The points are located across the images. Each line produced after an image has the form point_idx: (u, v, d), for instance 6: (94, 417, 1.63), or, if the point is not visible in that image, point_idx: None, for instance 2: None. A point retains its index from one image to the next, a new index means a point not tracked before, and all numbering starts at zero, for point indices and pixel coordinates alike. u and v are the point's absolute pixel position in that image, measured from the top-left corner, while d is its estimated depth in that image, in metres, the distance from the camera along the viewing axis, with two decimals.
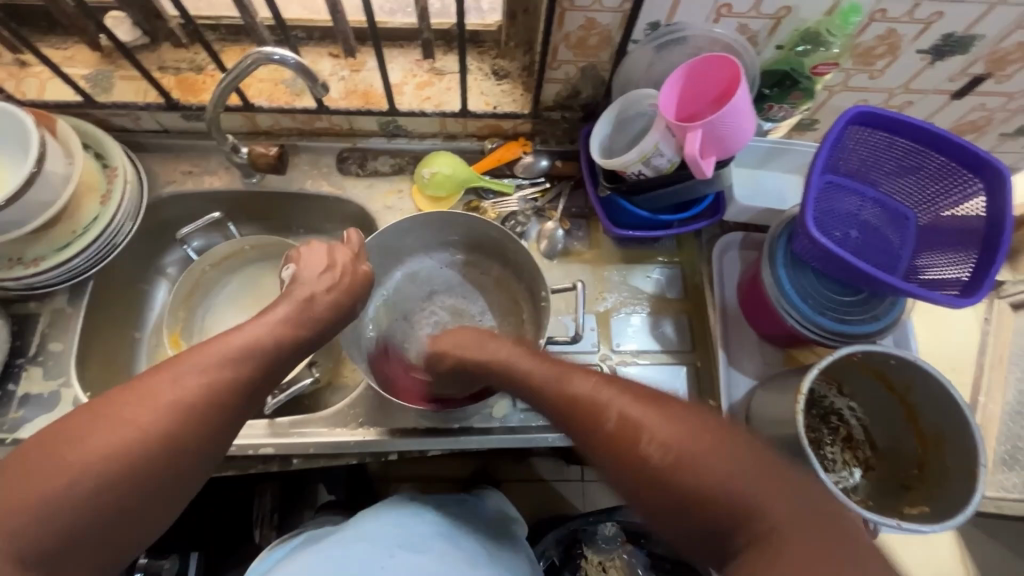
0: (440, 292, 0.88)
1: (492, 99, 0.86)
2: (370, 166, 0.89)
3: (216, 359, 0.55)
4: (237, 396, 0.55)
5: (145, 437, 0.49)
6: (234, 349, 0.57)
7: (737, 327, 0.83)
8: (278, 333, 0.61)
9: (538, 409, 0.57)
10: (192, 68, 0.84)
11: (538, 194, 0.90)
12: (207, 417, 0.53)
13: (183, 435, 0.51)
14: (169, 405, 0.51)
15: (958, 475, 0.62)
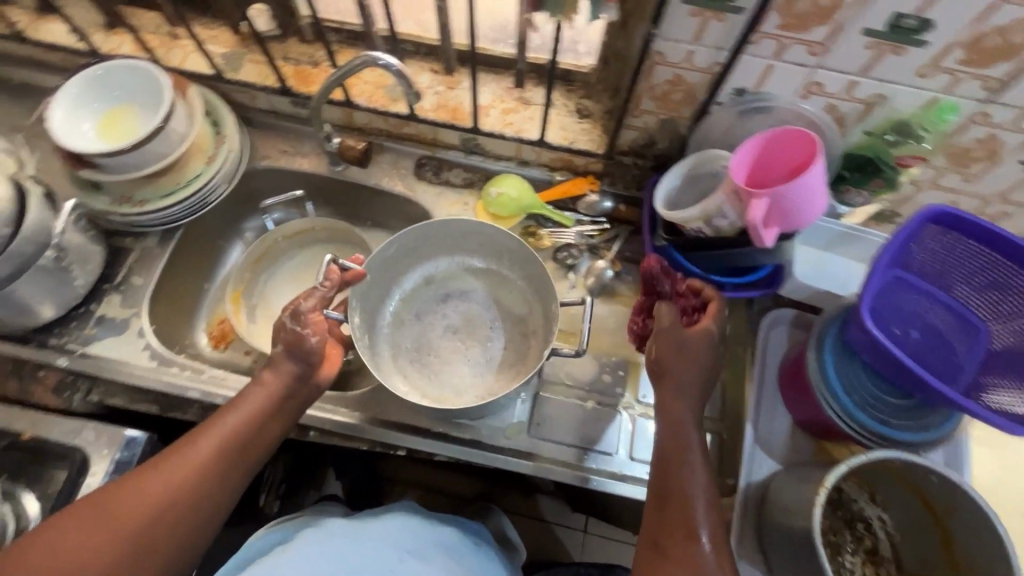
0: (454, 298, 0.92)
1: (570, 135, 0.90)
2: (443, 175, 0.95)
3: (214, 442, 0.64)
4: (235, 465, 0.65)
5: (153, 513, 0.59)
6: (233, 424, 0.66)
7: (769, 404, 0.79)
8: (274, 408, 0.69)
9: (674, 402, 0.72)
10: (310, 63, 0.94)
11: (596, 232, 0.92)
12: (211, 489, 0.63)
13: (195, 493, 0.61)
14: (163, 495, 0.60)
15: None
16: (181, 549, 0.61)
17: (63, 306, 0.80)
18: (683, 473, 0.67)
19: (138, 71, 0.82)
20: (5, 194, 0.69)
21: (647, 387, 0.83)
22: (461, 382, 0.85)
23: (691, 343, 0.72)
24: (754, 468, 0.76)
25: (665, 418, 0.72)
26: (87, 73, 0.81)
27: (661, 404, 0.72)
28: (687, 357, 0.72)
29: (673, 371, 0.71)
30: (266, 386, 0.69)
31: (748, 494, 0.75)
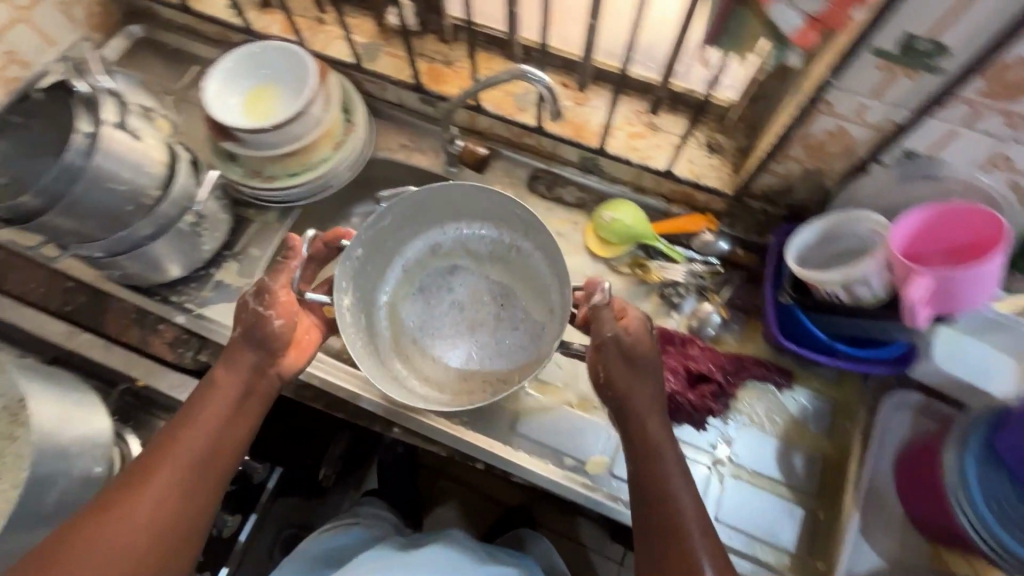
0: (461, 268, 0.94)
1: (697, 169, 0.87)
2: (556, 192, 0.93)
3: (176, 462, 0.62)
4: (215, 463, 0.64)
5: (154, 495, 0.61)
6: (219, 398, 0.66)
7: (877, 493, 0.74)
8: (252, 371, 0.69)
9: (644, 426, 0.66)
10: (443, 62, 0.94)
11: (707, 273, 0.87)
12: (192, 501, 0.62)
13: (175, 514, 0.61)
14: (143, 522, 0.59)
15: None
16: (197, 520, 0.63)
17: (189, 268, 0.84)
18: (666, 498, 0.62)
19: (288, 54, 0.85)
20: (161, 158, 0.72)
21: (741, 446, 0.79)
22: (463, 363, 0.88)
23: (639, 354, 0.67)
24: (853, 560, 0.70)
25: (637, 442, 0.65)
26: (242, 50, 0.85)
27: (621, 420, 0.67)
28: (644, 368, 0.67)
29: (623, 382, 0.66)
30: (243, 355, 0.69)
31: None
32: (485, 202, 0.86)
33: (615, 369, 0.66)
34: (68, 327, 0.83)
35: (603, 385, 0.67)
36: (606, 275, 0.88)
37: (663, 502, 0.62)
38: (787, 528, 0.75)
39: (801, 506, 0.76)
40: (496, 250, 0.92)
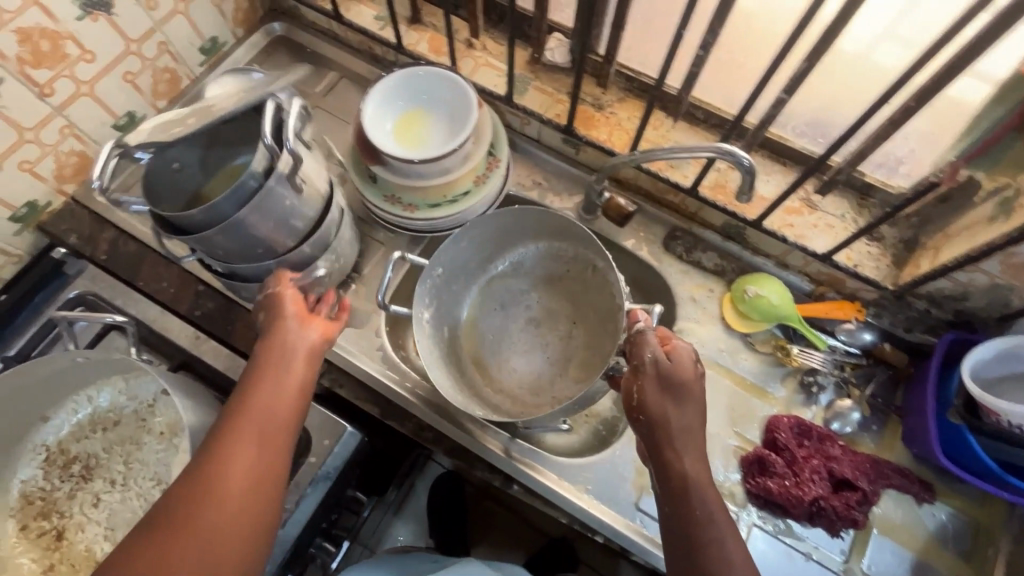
0: (539, 287, 0.93)
1: (854, 256, 0.82)
2: (694, 255, 0.89)
3: (245, 439, 0.55)
4: (280, 442, 0.57)
5: (212, 501, 0.51)
6: (261, 389, 0.58)
7: None
8: (287, 356, 0.61)
9: (674, 457, 0.60)
10: (594, 105, 0.91)
11: (848, 365, 0.83)
12: (260, 481, 0.54)
13: (240, 490, 0.52)
14: (208, 502, 0.51)
15: None
16: (267, 517, 0.54)
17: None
18: (703, 538, 0.57)
19: (448, 84, 0.83)
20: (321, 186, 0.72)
21: (876, 557, 0.74)
22: (537, 381, 0.88)
23: (682, 381, 0.61)
24: None
25: (670, 474, 0.60)
26: (401, 74, 0.83)
27: (652, 447, 0.62)
28: (687, 396, 0.61)
29: (657, 408, 0.61)
30: (279, 343, 0.62)
31: None
32: (539, 222, 0.88)
33: (649, 392, 0.62)
34: (196, 332, 0.82)
35: (636, 410, 0.62)
36: (742, 352, 0.85)
37: (705, 541, 0.57)
38: None
39: None
40: (557, 274, 0.93)
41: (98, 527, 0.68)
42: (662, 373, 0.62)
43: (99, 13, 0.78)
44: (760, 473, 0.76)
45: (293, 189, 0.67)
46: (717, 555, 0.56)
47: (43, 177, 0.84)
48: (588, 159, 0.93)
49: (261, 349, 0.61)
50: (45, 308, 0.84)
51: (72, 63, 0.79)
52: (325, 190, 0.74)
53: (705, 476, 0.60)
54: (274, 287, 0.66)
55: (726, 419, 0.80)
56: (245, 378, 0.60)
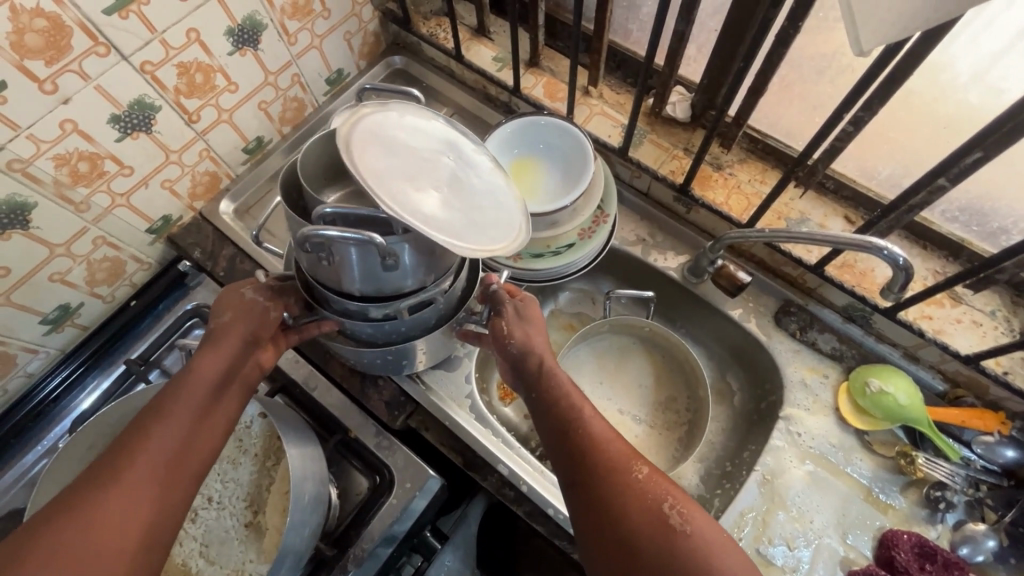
0: None
1: (1004, 361, 0.73)
2: (809, 335, 0.82)
3: (169, 429, 0.53)
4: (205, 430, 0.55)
5: (107, 522, 0.47)
6: (177, 414, 0.54)
7: None
8: (221, 381, 0.58)
9: (547, 370, 0.64)
10: (713, 165, 0.86)
11: (984, 483, 0.74)
12: (179, 464, 0.52)
13: (152, 473, 0.50)
14: (118, 484, 0.49)
15: None
16: (180, 496, 0.52)
17: (435, 359, 0.80)
18: (582, 431, 0.58)
19: (567, 136, 0.82)
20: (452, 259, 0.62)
21: None
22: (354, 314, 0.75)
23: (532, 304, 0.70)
24: None
25: (533, 374, 0.65)
26: (522, 122, 0.83)
27: (517, 362, 0.67)
28: (535, 318, 0.69)
29: (519, 331, 0.67)
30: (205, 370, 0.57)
31: None
32: None
33: (514, 322, 0.68)
34: (296, 355, 0.85)
35: (504, 337, 0.67)
36: (856, 451, 0.77)
37: (577, 423, 0.59)
38: None
39: None
40: None
41: (195, 542, 0.71)
42: (523, 304, 0.69)
43: (248, 48, 0.83)
44: None
45: (380, 262, 0.54)
46: (588, 434, 0.58)
47: (179, 194, 0.90)
48: (699, 219, 0.89)
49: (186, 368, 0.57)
50: (167, 314, 0.93)
51: (218, 93, 0.84)
52: (413, 286, 0.60)
53: (565, 375, 0.64)
54: (263, 299, 0.64)
55: (834, 524, 0.73)
56: (158, 401, 0.55)
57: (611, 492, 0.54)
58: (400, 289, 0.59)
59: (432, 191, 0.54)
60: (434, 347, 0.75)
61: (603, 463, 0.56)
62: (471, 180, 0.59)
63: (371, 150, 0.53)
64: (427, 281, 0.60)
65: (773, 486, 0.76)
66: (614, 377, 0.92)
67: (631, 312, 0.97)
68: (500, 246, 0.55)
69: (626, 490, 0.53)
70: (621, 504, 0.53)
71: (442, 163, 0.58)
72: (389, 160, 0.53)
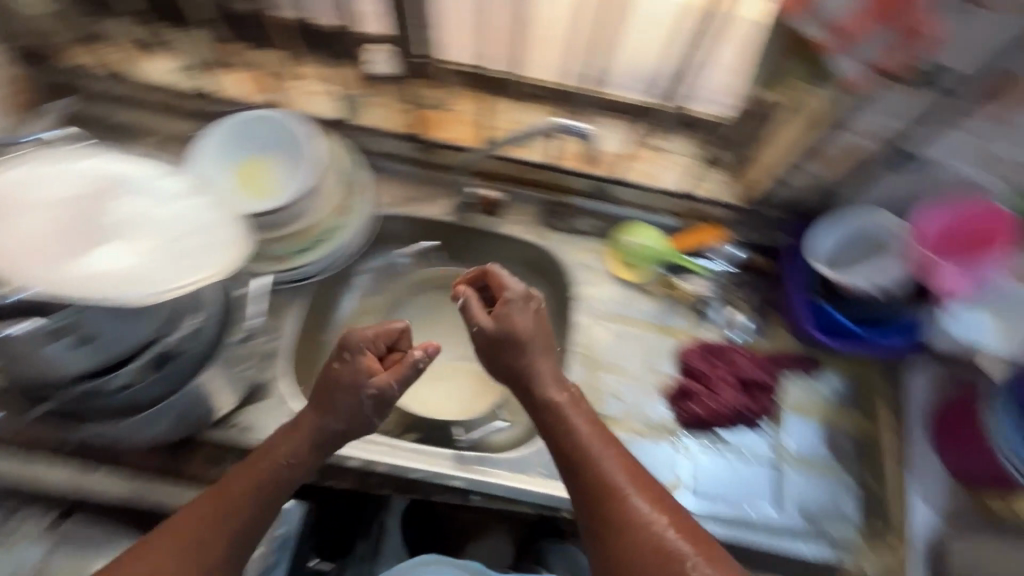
0: None
1: (706, 185, 0.90)
2: (571, 223, 0.94)
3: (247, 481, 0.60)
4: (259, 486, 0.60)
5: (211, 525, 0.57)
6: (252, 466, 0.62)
7: (920, 455, 0.81)
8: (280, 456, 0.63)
9: (551, 411, 0.66)
10: (437, 107, 0.90)
11: (728, 280, 0.92)
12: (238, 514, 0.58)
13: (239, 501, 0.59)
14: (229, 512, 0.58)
15: None
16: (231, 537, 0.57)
17: (240, 391, 0.75)
18: (596, 465, 0.61)
19: (278, 123, 0.78)
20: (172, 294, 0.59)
21: (795, 435, 0.84)
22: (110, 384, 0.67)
23: (506, 318, 0.70)
24: (913, 518, 0.77)
25: (530, 405, 0.68)
26: (226, 124, 0.78)
27: (517, 387, 0.70)
28: (519, 340, 0.69)
29: (516, 362, 0.69)
30: (271, 453, 0.63)
31: (913, 544, 0.77)
32: None
33: (501, 352, 0.70)
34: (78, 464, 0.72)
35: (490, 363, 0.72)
36: (639, 298, 0.91)
37: (590, 463, 0.61)
38: (848, 504, 0.80)
39: (855, 479, 0.82)
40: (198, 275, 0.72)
41: None
42: (498, 330, 0.70)
43: None
44: (686, 400, 0.83)
45: (68, 340, 0.53)
46: (599, 472, 0.60)
47: None
48: (443, 159, 0.91)
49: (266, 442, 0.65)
50: None
51: None
52: (139, 341, 0.58)
53: (575, 416, 0.65)
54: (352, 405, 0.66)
55: (643, 363, 0.86)
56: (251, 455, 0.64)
57: (619, 531, 0.56)
58: (124, 348, 0.57)
59: (96, 244, 0.54)
60: (226, 380, 0.70)
61: (614, 510, 0.58)
62: (151, 211, 0.58)
63: (15, 227, 0.53)
64: (151, 330, 0.58)
65: (591, 357, 0.86)
66: (435, 324, 0.99)
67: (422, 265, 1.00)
68: (194, 272, 0.54)
69: (638, 526, 0.56)
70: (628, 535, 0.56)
71: (111, 207, 0.57)
72: (32, 229, 0.53)
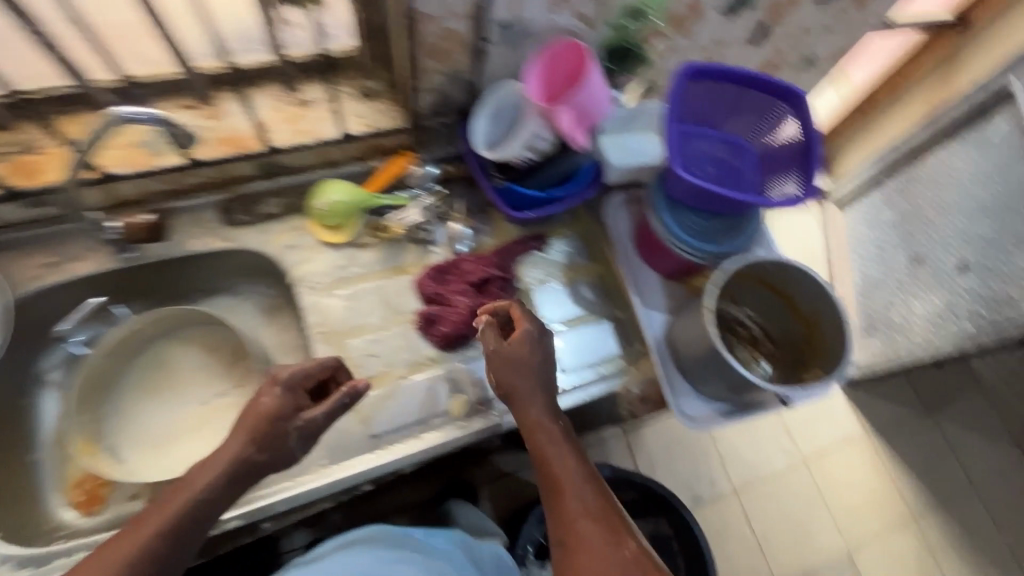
0: None
1: (368, 120, 0.88)
2: (257, 211, 0.87)
3: (159, 516, 0.59)
4: (183, 524, 0.60)
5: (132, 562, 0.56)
6: (181, 493, 0.61)
7: (640, 274, 0.90)
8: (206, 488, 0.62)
9: (546, 442, 0.70)
10: (22, 150, 0.77)
11: (437, 200, 0.92)
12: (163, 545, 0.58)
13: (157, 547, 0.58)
14: (150, 545, 0.58)
15: (831, 329, 0.76)
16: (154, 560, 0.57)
17: None
18: (560, 490, 0.66)
19: None
20: None
21: (545, 307, 0.90)
22: None
23: (513, 349, 0.73)
24: (652, 326, 0.87)
25: (523, 429, 0.72)
26: None
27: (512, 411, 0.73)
28: (512, 360, 0.73)
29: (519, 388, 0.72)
30: (195, 487, 0.62)
31: (658, 346, 0.86)
32: None
33: (504, 376, 0.73)
34: None
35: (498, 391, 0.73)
36: (358, 253, 0.88)
37: (558, 492, 0.66)
38: (607, 342, 0.88)
39: (605, 318, 0.90)
40: None
41: None
42: (490, 362, 0.73)
43: None
44: (435, 324, 0.83)
45: None
46: (570, 502, 0.65)
47: None
48: (69, 203, 0.80)
49: (200, 466, 0.63)
50: None
51: None
52: None
53: (558, 447, 0.70)
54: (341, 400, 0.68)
55: (386, 311, 0.85)
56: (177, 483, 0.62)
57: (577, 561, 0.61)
58: None
59: None
60: None
61: (568, 536, 0.63)
62: None
63: None
64: None
65: (331, 330, 0.83)
66: (171, 380, 0.86)
67: (109, 328, 0.86)
68: None
69: (596, 556, 0.61)
70: (581, 542, 0.62)
71: None
72: None
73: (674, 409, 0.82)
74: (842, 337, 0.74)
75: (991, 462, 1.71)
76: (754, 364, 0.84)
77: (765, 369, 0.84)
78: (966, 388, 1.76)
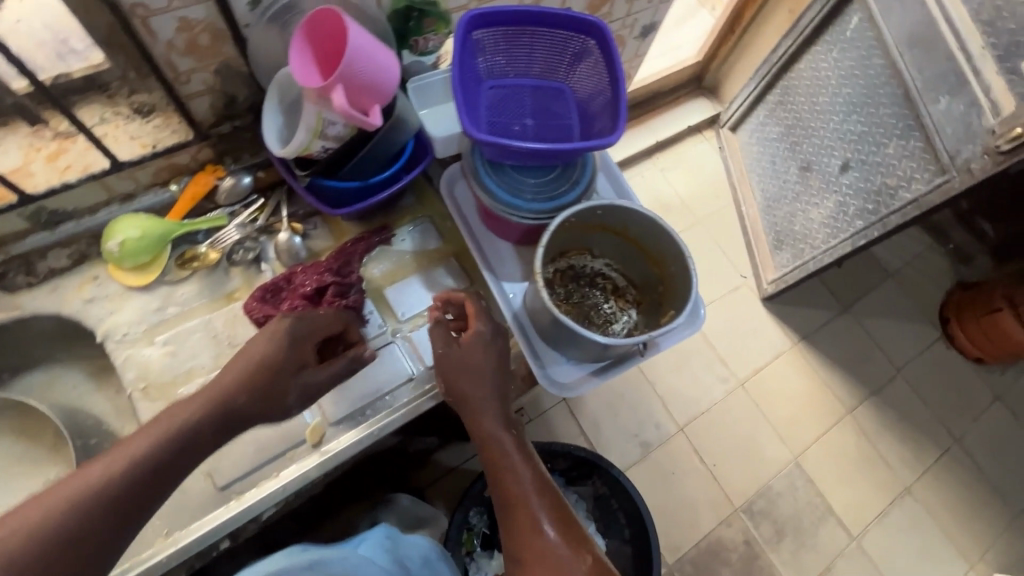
0: None
1: (147, 139, 0.77)
2: (42, 269, 0.77)
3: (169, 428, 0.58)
4: (185, 451, 0.58)
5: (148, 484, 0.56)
6: (141, 434, 0.57)
7: (493, 245, 0.84)
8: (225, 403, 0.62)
9: (500, 446, 0.70)
10: None
11: (256, 212, 0.83)
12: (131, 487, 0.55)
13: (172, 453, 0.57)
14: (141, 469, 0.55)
15: (675, 268, 0.73)
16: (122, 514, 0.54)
17: None
18: (514, 498, 0.67)
19: None
20: None
21: (401, 302, 0.83)
22: None
23: (465, 355, 0.71)
24: (511, 298, 0.82)
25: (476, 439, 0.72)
26: None
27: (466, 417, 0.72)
28: (470, 368, 0.71)
29: (471, 389, 0.71)
30: (186, 411, 0.60)
31: (518, 320, 0.81)
32: None
33: (456, 383, 0.71)
34: None
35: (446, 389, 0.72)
36: (174, 290, 0.79)
37: (515, 500, 0.67)
38: None
39: None
40: None
41: None
42: (444, 365, 0.71)
43: None
44: None
45: None
46: (526, 513, 0.66)
47: None
48: None
49: (197, 396, 0.61)
50: None
51: None
52: None
53: (511, 452, 0.70)
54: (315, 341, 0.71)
55: (217, 347, 0.76)
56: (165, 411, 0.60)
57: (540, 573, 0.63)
58: None
59: None
60: None
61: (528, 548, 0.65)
62: None
63: None
64: None
65: (156, 383, 0.74)
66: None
67: None
68: None
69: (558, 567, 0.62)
70: (541, 552, 0.63)
71: None
72: None
73: (541, 378, 0.78)
74: (684, 276, 0.71)
75: (911, 343, 1.78)
76: (621, 314, 0.83)
77: (632, 317, 0.83)
78: (876, 278, 1.82)
